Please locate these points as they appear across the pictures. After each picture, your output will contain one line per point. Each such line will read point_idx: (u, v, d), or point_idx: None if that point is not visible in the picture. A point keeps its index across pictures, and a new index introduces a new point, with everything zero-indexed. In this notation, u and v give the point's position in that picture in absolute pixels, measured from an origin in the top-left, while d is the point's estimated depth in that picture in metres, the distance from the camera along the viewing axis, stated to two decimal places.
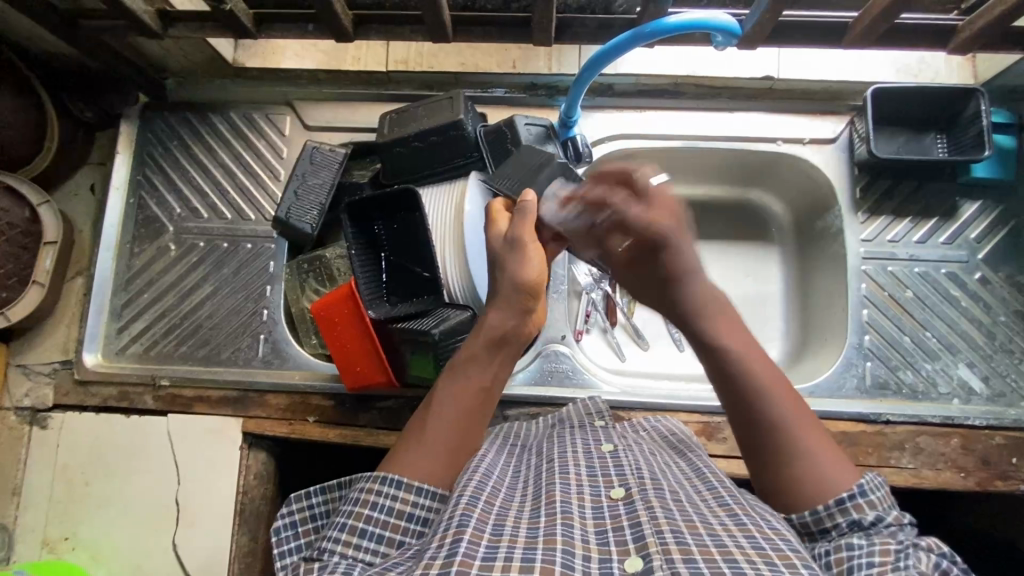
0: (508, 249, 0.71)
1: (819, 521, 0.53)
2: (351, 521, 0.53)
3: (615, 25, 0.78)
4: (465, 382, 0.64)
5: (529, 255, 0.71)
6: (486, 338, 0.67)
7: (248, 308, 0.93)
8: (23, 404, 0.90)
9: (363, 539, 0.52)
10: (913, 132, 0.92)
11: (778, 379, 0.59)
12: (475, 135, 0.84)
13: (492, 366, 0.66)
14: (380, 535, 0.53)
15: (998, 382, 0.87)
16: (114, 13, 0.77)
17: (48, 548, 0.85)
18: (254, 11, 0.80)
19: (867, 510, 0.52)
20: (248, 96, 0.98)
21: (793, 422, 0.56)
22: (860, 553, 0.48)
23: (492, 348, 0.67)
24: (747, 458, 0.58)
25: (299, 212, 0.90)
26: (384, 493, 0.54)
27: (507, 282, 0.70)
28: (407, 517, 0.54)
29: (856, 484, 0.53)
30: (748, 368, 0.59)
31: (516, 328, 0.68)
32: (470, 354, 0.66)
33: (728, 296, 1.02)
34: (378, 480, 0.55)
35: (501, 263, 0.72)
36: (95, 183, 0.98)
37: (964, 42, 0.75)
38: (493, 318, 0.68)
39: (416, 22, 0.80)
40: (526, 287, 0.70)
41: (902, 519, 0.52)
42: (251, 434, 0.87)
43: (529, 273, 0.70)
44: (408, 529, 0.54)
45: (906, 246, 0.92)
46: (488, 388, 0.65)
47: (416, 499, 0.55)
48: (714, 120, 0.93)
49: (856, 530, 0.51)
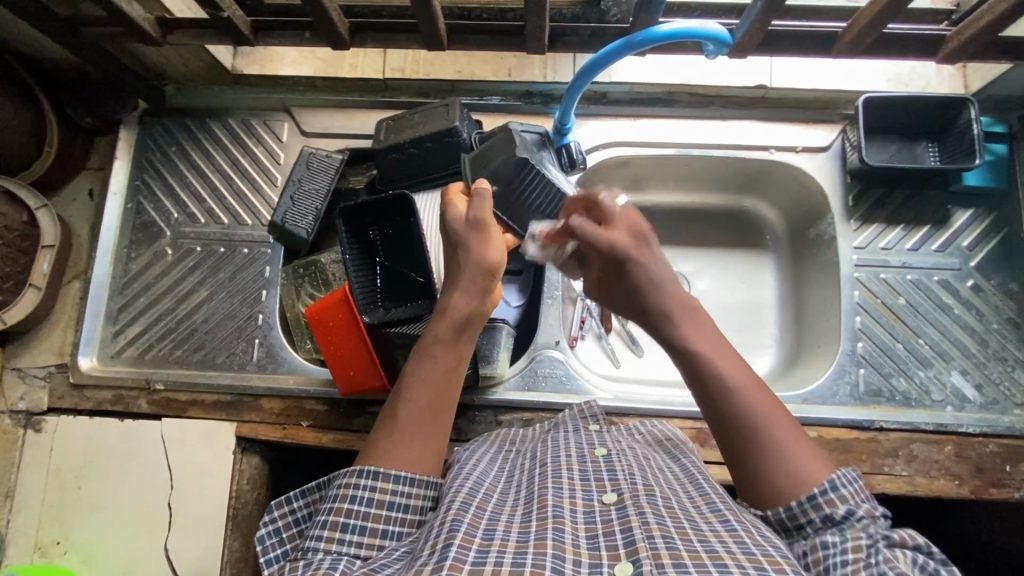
0: (467, 230, 0.69)
1: (793, 517, 0.53)
2: (331, 517, 0.53)
3: (608, 33, 0.79)
4: (433, 366, 0.63)
5: (489, 235, 0.69)
6: (451, 323, 0.65)
7: (244, 312, 0.93)
8: (18, 408, 0.90)
9: (345, 533, 0.53)
10: (904, 141, 0.93)
11: (748, 377, 0.60)
12: (468, 142, 0.85)
13: (456, 347, 0.65)
14: (362, 527, 0.53)
15: (991, 390, 0.87)
16: (112, 21, 0.78)
17: (39, 553, 0.85)
18: (252, 19, 0.81)
19: (839, 504, 0.52)
20: (246, 103, 0.99)
21: (765, 420, 0.57)
22: (835, 551, 0.49)
23: (456, 331, 0.65)
24: (726, 454, 0.58)
25: (295, 216, 0.90)
26: (361, 485, 0.54)
27: (468, 265, 0.68)
28: (388, 505, 0.54)
29: (827, 480, 0.53)
30: (718, 369, 0.60)
31: (479, 306, 0.67)
32: (434, 337, 0.65)
33: (724, 303, 1.03)
34: (354, 473, 0.55)
35: (461, 246, 0.69)
36: (94, 188, 0.99)
37: (951, 52, 0.76)
38: (456, 299, 0.66)
39: (412, 30, 0.81)
40: (490, 268, 0.68)
41: (874, 512, 0.52)
42: (245, 438, 0.87)
43: (492, 253, 0.69)
44: (390, 518, 0.54)
45: (898, 254, 0.92)
46: (453, 368, 0.64)
47: (394, 488, 0.55)
48: (708, 129, 0.94)
49: (829, 526, 0.51)
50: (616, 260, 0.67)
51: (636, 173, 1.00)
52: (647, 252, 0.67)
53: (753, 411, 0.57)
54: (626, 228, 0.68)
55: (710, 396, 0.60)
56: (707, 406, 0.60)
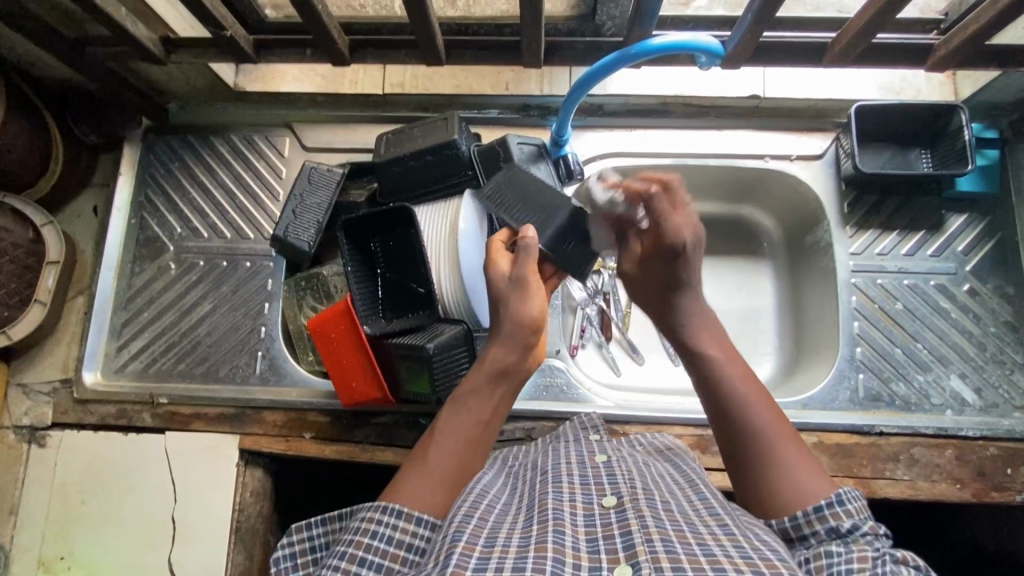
0: (509, 288, 0.71)
1: (798, 527, 0.52)
2: (351, 549, 0.52)
3: (603, 47, 0.81)
4: (467, 415, 0.65)
5: (532, 294, 0.71)
6: (489, 372, 0.68)
7: (247, 325, 0.94)
8: (22, 423, 0.90)
9: (362, 566, 0.51)
10: (897, 148, 0.94)
11: (757, 392, 0.61)
12: (469, 154, 0.86)
13: (493, 399, 0.67)
14: (380, 564, 0.52)
15: (990, 393, 0.87)
16: (117, 40, 0.79)
17: (43, 568, 0.85)
18: (254, 38, 0.83)
19: (844, 518, 0.51)
20: (249, 119, 1.01)
21: (774, 435, 0.58)
22: (838, 560, 0.47)
23: (493, 381, 0.67)
24: (732, 465, 0.59)
25: (297, 230, 0.91)
26: (384, 522, 0.54)
27: (508, 319, 0.70)
28: (407, 547, 0.53)
29: (833, 494, 0.52)
30: (733, 381, 0.62)
31: (516, 362, 0.68)
32: (472, 386, 0.67)
33: (723, 311, 1.03)
34: (378, 509, 0.55)
35: (504, 300, 0.71)
36: (98, 205, 1.00)
37: (939, 60, 0.78)
38: (495, 352, 0.69)
39: (410, 46, 0.83)
40: (530, 328, 0.70)
41: (878, 530, 0.50)
42: (248, 450, 0.88)
43: (533, 312, 0.70)
44: (408, 560, 0.53)
45: (894, 259, 0.93)
46: (489, 421, 0.66)
47: (416, 529, 0.54)
48: (702, 139, 0.96)
49: (834, 538, 0.50)
50: (672, 247, 0.69)
51: None
52: (696, 250, 0.69)
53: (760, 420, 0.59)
54: (689, 223, 0.68)
55: (716, 396, 0.62)
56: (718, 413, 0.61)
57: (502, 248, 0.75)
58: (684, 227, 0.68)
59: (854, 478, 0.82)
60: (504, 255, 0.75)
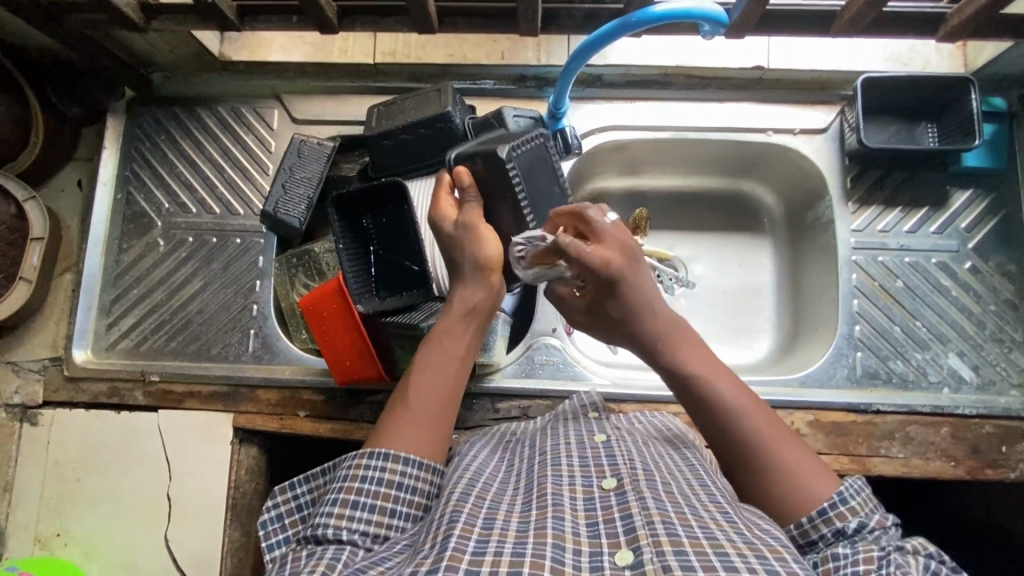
0: (455, 235, 0.67)
1: (804, 532, 0.53)
2: (342, 495, 0.53)
3: (602, 15, 0.78)
4: (440, 351, 0.64)
5: (483, 235, 0.66)
6: (459, 311, 0.66)
7: (238, 304, 0.93)
8: (13, 401, 0.89)
9: (355, 510, 0.53)
10: (904, 122, 0.92)
11: (743, 399, 0.59)
12: (463, 127, 0.83)
13: (465, 334, 0.66)
14: (372, 505, 0.54)
15: (989, 371, 0.87)
16: (94, 6, 0.76)
17: (40, 545, 0.85)
18: (238, 4, 0.79)
19: (850, 517, 0.52)
20: (236, 90, 0.97)
21: (766, 437, 0.57)
22: (846, 562, 0.48)
23: (463, 319, 0.66)
24: (727, 470, 0.59)
25: (287, 205, 0.88)
26: (371, 467, 0.55)
27: (467, 260, 0.67)
28: (397, 486, 0.55)
29: (835, 492, 0.53)
30: (716, 391, 0.59)
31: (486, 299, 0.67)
32: (443, 326, 0.66)
33: (723, 288, 1.02)
34: (365, 455, 0.56)
35: (454, 249, 0.67)
36: (82, 179, 0.97)
37: (952, 29, 0.75)
38: (461, 292, 0.67)
39: (401, 13, 0.79)
40: (487, 264, 0.66)
41: (884, 523, 0.52)
42: (242, 429, 0.87)
43: (490, 250, 0.66)
44: (400, 498, 0.55)
45: (896, 236, 0.91)
46: (463, 356, 0.65)
47: (404, 470, 0.55)
48: (704, 111, 0.93)
49: (841, 539, 0.51)
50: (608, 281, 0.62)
51: (631, 157, 0.99)
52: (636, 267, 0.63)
53: (749, 428, 0.57)
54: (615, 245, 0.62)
55: (705, 412, 0.59)
56: (708, 426, 0.59)
57: (448, 193, 0.70)
58: (613, 255, 0.62)
59: (849, 456, 0.82)
60: (450, 202, 0.69)
